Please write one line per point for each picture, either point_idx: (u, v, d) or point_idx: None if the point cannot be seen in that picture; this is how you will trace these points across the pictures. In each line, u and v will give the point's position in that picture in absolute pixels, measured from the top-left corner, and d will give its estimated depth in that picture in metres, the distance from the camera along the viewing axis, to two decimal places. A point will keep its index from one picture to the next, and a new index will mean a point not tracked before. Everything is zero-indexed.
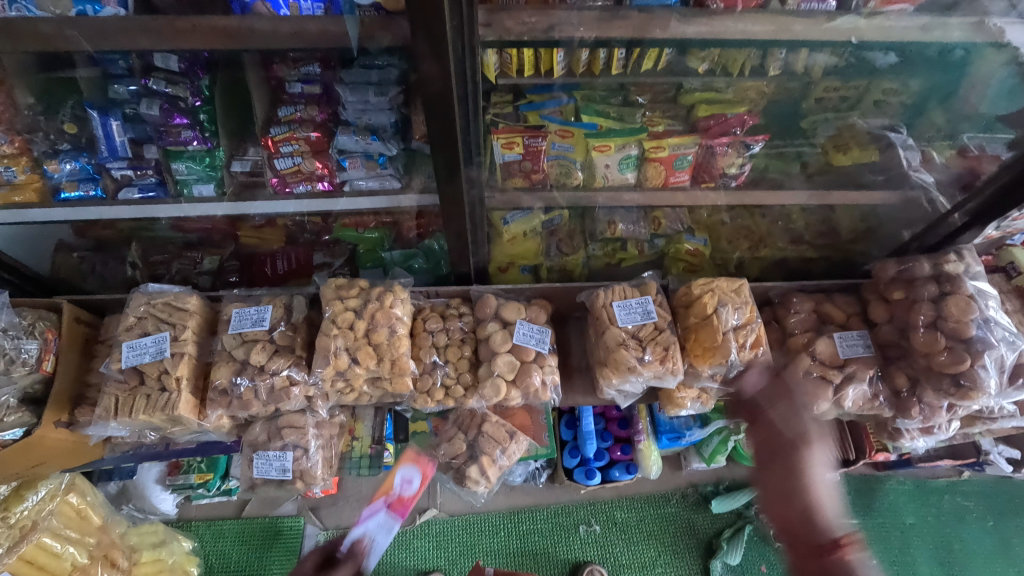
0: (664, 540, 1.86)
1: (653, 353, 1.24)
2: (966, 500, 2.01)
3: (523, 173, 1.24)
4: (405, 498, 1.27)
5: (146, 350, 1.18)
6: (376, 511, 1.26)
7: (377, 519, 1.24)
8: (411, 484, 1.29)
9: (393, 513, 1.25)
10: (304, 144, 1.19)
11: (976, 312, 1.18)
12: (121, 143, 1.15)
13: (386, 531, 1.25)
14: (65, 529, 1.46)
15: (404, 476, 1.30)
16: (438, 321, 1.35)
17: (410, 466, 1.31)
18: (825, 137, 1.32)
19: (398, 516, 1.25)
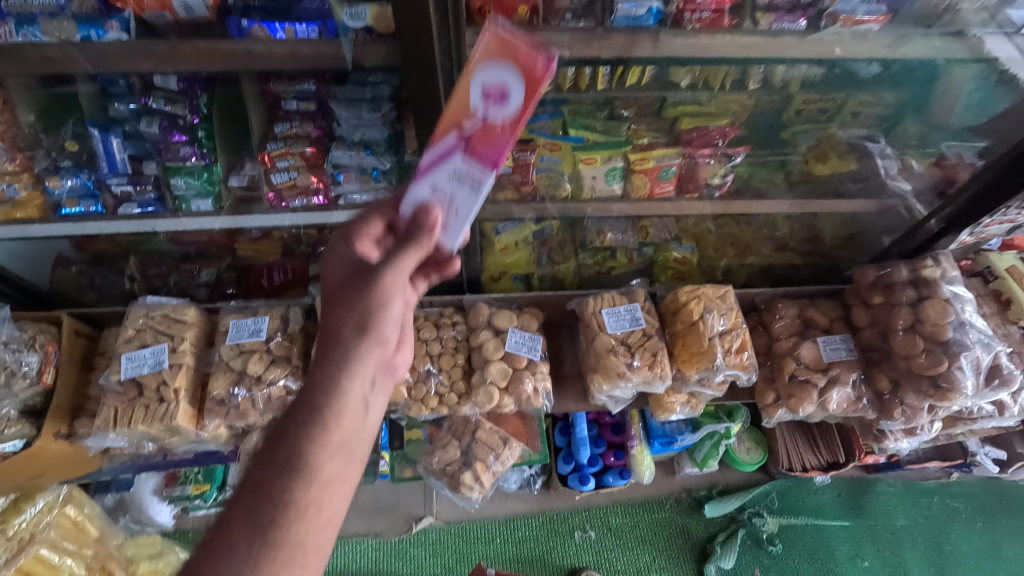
0: (658, 545, 1.88)
1: (642, 359, 1.28)
2: (955, 501, 2.04)
3: (514, 184, 1.28)
4: (491, 129, 0.80)
5: (145, 361, 1.20)
6: (452, 147, 0.82)
7: (452, 166, 0.83)
8: (501, 95, 0.79)
9: (476, 150, 0.82)
10: (300, 159, 1.22)
11: (952, 315, 1.22)
12: (121, 160, 1.18)
13: (466, 195, 0.84)
14: (63, 541, 1.46)
15: (487, 86, 0.79)
16: (432, 330, 1.38)
17: (498, 64, 0.78)
18: (806, 147, 1.37)
19: (484, 164, 0.81)
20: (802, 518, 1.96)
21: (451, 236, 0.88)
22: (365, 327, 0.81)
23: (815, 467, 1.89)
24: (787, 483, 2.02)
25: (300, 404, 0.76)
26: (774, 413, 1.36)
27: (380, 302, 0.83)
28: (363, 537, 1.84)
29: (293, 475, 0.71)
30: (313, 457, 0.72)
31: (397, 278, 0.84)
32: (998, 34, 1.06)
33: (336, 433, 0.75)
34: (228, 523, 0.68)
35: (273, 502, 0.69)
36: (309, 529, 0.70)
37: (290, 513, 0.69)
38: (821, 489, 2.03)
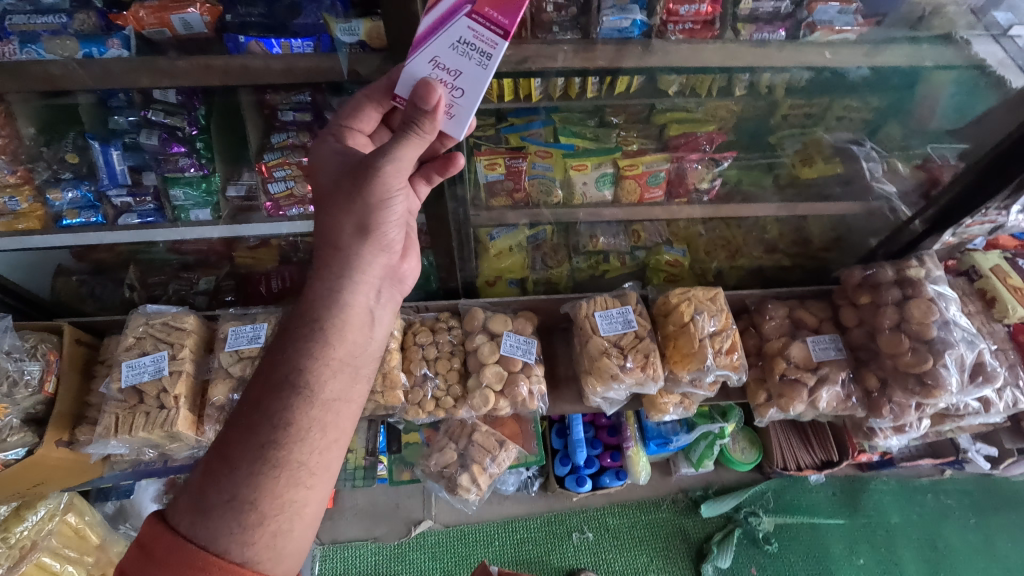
0: (655, 545, 1.90)
1: (634, 361, 1.30)
2: (948, 498, 2.07)
3: (506, 192, 1.31)
4: None
5: (145, 369, 1.22)
6: (458, 10, 0.76)
7: (459, 31, 0.77)
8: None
9: (483, 13, 0.76)
10: (297, 169, 1.24)
11: (937, 314, 1.25)
12: (121, 171, 1.20)
13: (473, 70, 0.79)
14: (64, 548, 1.48)
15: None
16: (428, 334, 1.40)
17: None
18: (792, 151, 1.40)
19: (495, 31, 0.76)
20: (797, 516, 1.98)
21: (456, 123, 0.84)
22: (360, 243, 0.86)
23: (809, 466, 1.91)
24: (782, 483, 2.04)
25: (301, 324, 0.83)
26: (766, 412, 1.38)
27: (377, 214, 0.86)
28: (362, 541, 1.86)
29: (294, 390, 0.78)
30: (313, 375, 0.80)
31: (394, 186, 0.85)
32: (984, 37, 1.07)
33: (335, 350, 0.83)
34: (239, 433, 0.76)
35: (278, 413, 0.77)
36: (312, 438, 0.78)
37: (294, 424, 0.77)
38: (816, 488, 2.05)
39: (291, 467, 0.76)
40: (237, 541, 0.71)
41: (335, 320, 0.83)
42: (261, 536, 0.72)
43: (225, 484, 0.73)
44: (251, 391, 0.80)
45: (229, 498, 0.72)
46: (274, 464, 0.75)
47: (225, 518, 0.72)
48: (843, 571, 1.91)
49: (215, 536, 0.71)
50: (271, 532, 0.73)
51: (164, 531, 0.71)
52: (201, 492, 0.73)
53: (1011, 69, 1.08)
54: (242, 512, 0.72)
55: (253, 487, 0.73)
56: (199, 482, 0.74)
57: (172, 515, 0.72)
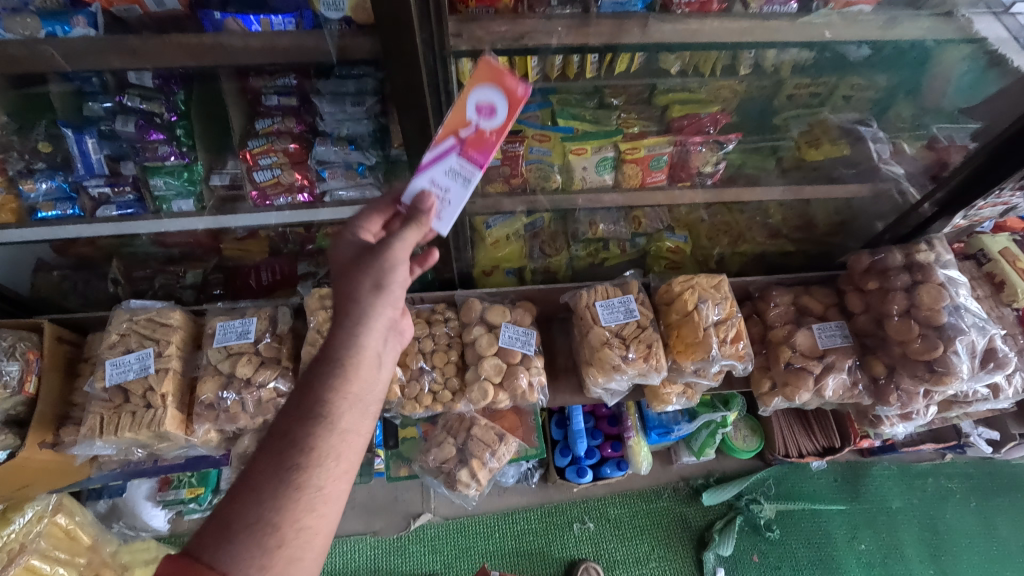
0: (657, 534, 1.89)
1: (637, 351, 1.26)
2: (950, 482, 2.06)
3: (503, 177, 1.27)
4: (484, 135, 0.86)
5: (130, 367, 1.17)
6: (449, 148, 0.88)
7: (448, 164, 0.89)
8: (490, 114, 0.85)
9: (470, 153, 0.88)
10: (283, 156, 1.19)
11: (947, 299, 1.21)
12: (97, 160, 1.14)
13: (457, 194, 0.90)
14: (54, 550, 1.44)
15: (479, 104, 0.86)
16: (424, 327, 1.36)
17: (490, 86, 0.85)
18: (797, 133, 1.34)
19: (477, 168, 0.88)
20: (799, 503, 1.97)
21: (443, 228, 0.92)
22: (376, 294, 0.82)
23: (811, 453, 1.89)
24: (784, 470, 2.02)
25: (320, 360, 0.80)
26: (770, 401, 1.36)
27: (388, 265, 0.84)
28: (361, 536, 1.83)
29: (313, 425, 0.74)
30: (332, 408, 0.76)
31: (402, 248, 0.85)
32: (987, 14, 1.04)
33: (352, 388, 0.78)
34: (261, 465, 0.72)
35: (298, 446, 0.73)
36: (331, 466, 0.74)
37: (314, 455, 0.73)
38: (817, 474, 2.03)
39: (311, 496, 0.72)
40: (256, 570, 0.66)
41: (351, 359, 0.79)
42: (278, 560, 0.68)
43: (244, 514, 0.69)
44: (270, 424, 0.76)
45: (252, 520, 0.69)
46: (294, 492, 0.71)
47: (246, 541, 0.67)
48: (845, 558, 1.90)
49: (235, 565, 0.66)
50: (288, 556, 0.69)
51: (179, 564, 0.65)
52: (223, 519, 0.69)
53: (1012, 46, 1.07)
54: (265, 538, 0.68)
55: (276, 509, 0.69)
56: (221, 508, 0.70)
57: (193, 547, 0.67)
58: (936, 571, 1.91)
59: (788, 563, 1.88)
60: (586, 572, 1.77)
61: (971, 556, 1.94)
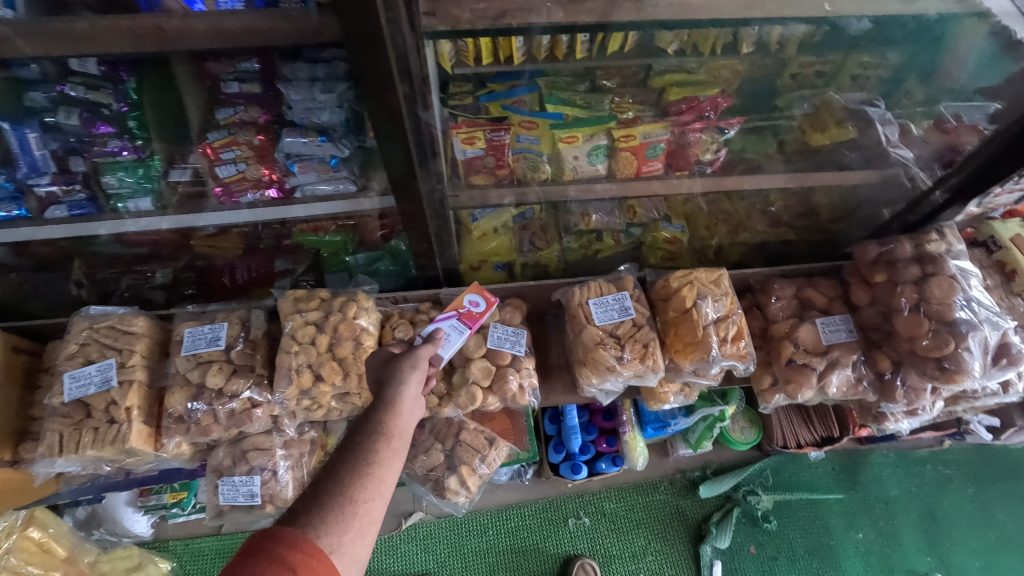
0: (653, 528, 1.85)
1: (632, 352, 1.20)
2: (947, 469, 2.03)
3: (488, 169, 1.20)
4: (474, 314, 1.25)
5: (91, 380, 1.09)
6: (447, 316, 1.24)
7: (446, 324, 1.23)
8: (480, 303, 1.26)
9: (462, 322, 1.24)
10: (247, 149, 1.11)
11: (959, 293, 1.15)
12: (41, 156, 1.04)
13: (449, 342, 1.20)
14: (25, 565, 1.37)
15: (473, 297, 1.27)
16: (408, 328, 1.28)
17: (480, 292, 1.28)
18: (801, 114, 1.26)
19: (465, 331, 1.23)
20: (796, 493, 1.94)
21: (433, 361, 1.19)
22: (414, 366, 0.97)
23: (809, 443, 1.85)
24: (781, 460, 1.98)
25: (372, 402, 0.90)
26: (771, 398, 1.30)
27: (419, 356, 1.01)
28: None
29: (377, 431, 0.82)
30: (392, 425, 0.84)
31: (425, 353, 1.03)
32: None
33: (404, 416, 0.88)
34: (332, 462, 0.77)
35: (365, 444, 0.79)
36: (394, 467, 0.80)
37: (380, 452, 0.80)
38: (816, 464, 2.00)
39: (377, 485, 0.76)
40: (335, 535, 0.68)
41: (403, 394, 0.90)
42: (353, 528, 0.70)
43: (321, 493, 0.73)
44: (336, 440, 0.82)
45: (337, 495, 0.72)
46: (364, 476, 0.75)
47: (332, 509, 0.71)
48: (843, 547, 1.88)
49: (318, 528, 0.68)
50: (359, 528, 0.71)
51: (266, 534, 0.67)
52: (304, 503, 0.72)
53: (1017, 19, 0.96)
54: (344, 514, 0.71)
55: (356, 484, 0.74)
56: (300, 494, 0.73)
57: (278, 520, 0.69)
58: (934, 559, 1.88)
59: (786, 554, 1.85)
60: (581, 568, 1.74)
61: (969, 543, 1.92)
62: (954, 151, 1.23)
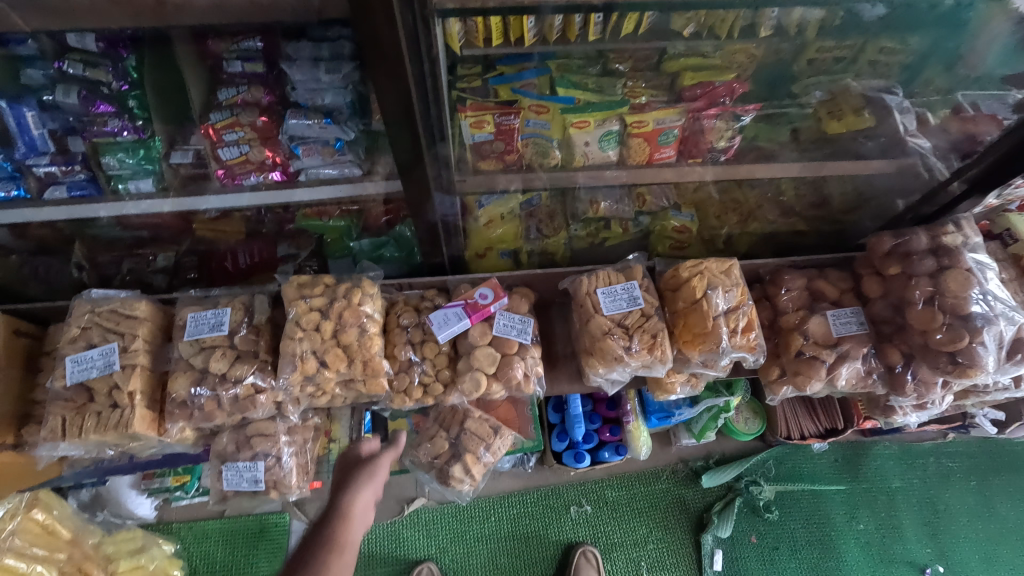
0: (655, 516, 1.86)
1: (641, 343, 1.18)
2: (950, 461, 2.01)
3: (496, 154, 1.16)
4: (481, 307, 1.24)
5: (93, 364, 1.08)
6: (455, 303, 1.25)
7: (451, 311, 1.23)
8: (490, 297, 1.25)
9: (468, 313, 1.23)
10: (250, 131, 1.08)
11: (975, 286, 1.14)
12: (39, 136, 1.01)
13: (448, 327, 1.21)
14: (30, 547, 1.37)
15: (484, 291, 1.26)
16: (413, 315, 1.27)
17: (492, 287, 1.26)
18: (817, 100, 1.21)
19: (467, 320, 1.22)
20: (799, 484, 1.93)
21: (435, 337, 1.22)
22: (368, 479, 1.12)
23: (813, 435, 1.84)
24: (784, 450, 1.97)
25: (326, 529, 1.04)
26: (779, 389, 1.29)
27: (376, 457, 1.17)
28: None
29: (330, 547, 0.97)
30: (342, 540, 0.99)
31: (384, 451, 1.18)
32: None
33: (356, 524, 1.04)
34: None
35: (314, 564, 0.94)
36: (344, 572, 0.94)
37: (329, 563, 0.94)
38: (818, 455, 1.99)
39: None
40: None
41: (355, 502, 1.06)
42: None
43: None
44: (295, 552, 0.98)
45: None
46: None
47: None
48: (843, 538, 1.88)
49: None
50: None
51: None
52: None
53: None
54: None
55: None
56: None
57: None
58: (934, 550, 1.88)
59: (787, 544, 1.86)
60: (583, 555, 1.75)
61: (970, 535, 1.92)
62: (973, 141, 1.20)
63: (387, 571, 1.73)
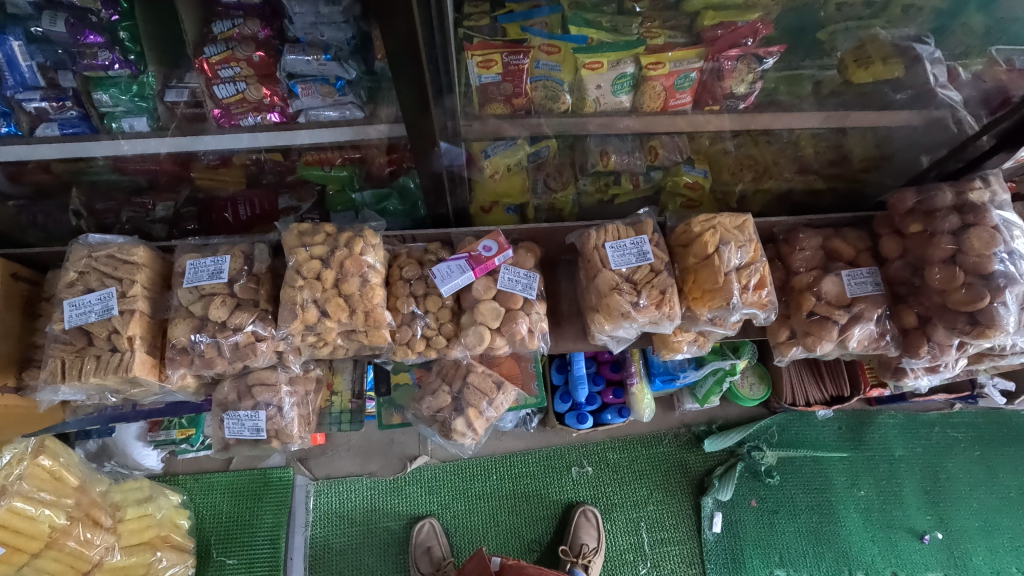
0: (656, 479, 1.86)
1: (649, 298, 1.15)
2: (956, 431, 1.98)
3: (504, 97, 1.11)
4: (485, 258, 1.21)
5: (91, 308, 1.06)
6: (458, 256, 1.21)
7: (455, 263, 1.20)
8: (493, 249, 1.22)
9: (471, 265, 1.20)
10: (247, 67, 1.03)
11: (1000, 245, 1.09)
12: (28, 70, 0.98)
13: (454, 279, 1.18)
14: (37, 491, 1.38)
15: (486, 242, 1.23)
16: (416, 268, 1.23)
17: (495, 239, 1.23)
18: (844, 50, 1.13)
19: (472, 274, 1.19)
20: (801, 450, 1.92)
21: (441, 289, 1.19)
22: None
23: (818, 401, 1.83)
24: (788, 417, 1.95)
25: None
26: (788, 350, 1.27)
27: None
28: (357, 477, 1.79)
29: None
30: None
31: None
32: None
33: None
34: None
35: None
36: None
37: None
38: (823, 422, 1.96)
39: None
40: None
41: None
42: None
43: None
44: None
45: None
46: None
47: None
48: (843, 503, 1.88)
49: None
50: None
51: None
52: None
53: None
54: None
55: None
56: None
57: None
58: (933, 517, 1.88)
59: (787, 508, 1.87)
60: (583, 515, 1.77)
61: (972, 504, 1.90)
62: (1003, 94, 1.16)
63: (389, 526, 1.75)
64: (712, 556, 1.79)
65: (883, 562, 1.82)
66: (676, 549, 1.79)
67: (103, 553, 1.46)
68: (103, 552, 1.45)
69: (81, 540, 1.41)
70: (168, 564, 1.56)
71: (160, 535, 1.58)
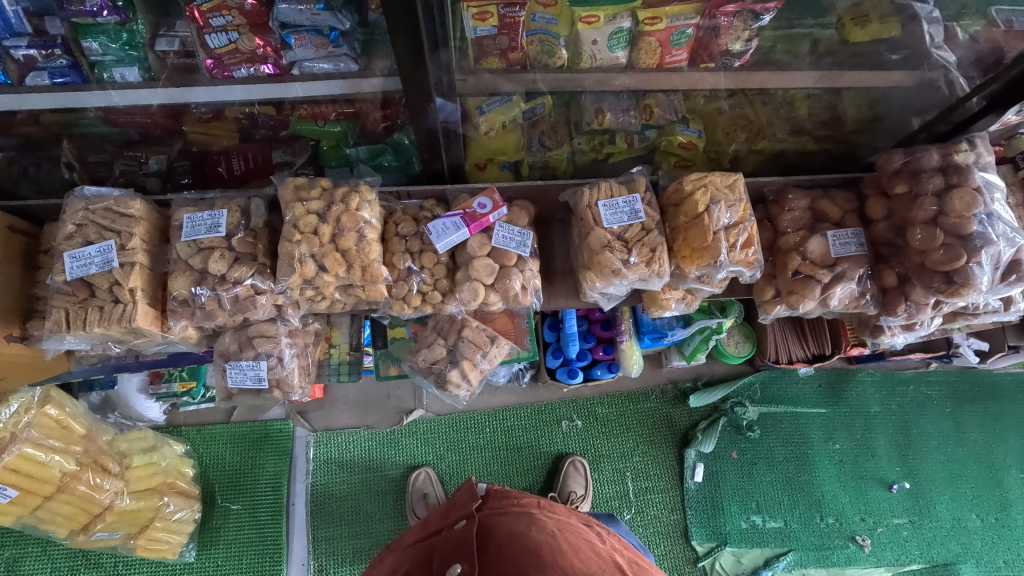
0: (642, 432, 1.94)
1: (639, 255, 1.18)
2: (930, 389, 2.06)
3: (499, 51, 1.10)
4: (479, 216, 1.23)
5: (91, 260, 1.08)
6: (453, 214, 1.23)
7: (451, 219, 1.22)
8: (488, 207, 1.24)
9: (465, 223, 1.22)
10: (239, 16, 1.00)
11: (981, 207, 1.12)
12: (14, 15, 0.97)
13: (452, 234, 1.20)
14: (47, 439, 1.41)
15: (480, 200, 1.25)
16: (411, 224, 1.25)
17: (487, 197, 1.25)
18: (843, 7, 1.12)
19: (466, 229, 1.21)
20: (781, 406, 2.00)
21: (441, 243, 1.21)
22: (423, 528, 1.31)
23: (800, 359, 1.88)
24: (771, 374, 2.02)
25: None
26: (772, 308, 1.31)
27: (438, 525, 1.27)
28: (355, 429, 1.86)
29: None
30: None
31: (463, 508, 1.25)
32: None
33: None
34: None
35: None
36: None
37: None
38: (804, 379, 2.03)
39: None
40: None
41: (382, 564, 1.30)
42: None
43: None
44: None
45: None
46: None
47: None
48: (819, 456, 1.98)
49: None
50: None
51: None
52: None
53: None
54: None
55: None
56: None
57: None
58: (903, 469, 1.99)
59: (765, 460, 1.96)
60: (572, 464, 1.86)
61: (938, 456, 2.01)
62: (997, 55, 1.17)
63: (388, 474, 1.83)
64: (693, 503, 1.90)
65: (853, 509, 1.94)
66: (659, 497, 1.90)
67: (113, 497, 1.53)
68: (111, 496, 1.52)
69: (92, 485, 1.48)
70: (174, 508, 1.64)
71: (166, 482, 1.65)
